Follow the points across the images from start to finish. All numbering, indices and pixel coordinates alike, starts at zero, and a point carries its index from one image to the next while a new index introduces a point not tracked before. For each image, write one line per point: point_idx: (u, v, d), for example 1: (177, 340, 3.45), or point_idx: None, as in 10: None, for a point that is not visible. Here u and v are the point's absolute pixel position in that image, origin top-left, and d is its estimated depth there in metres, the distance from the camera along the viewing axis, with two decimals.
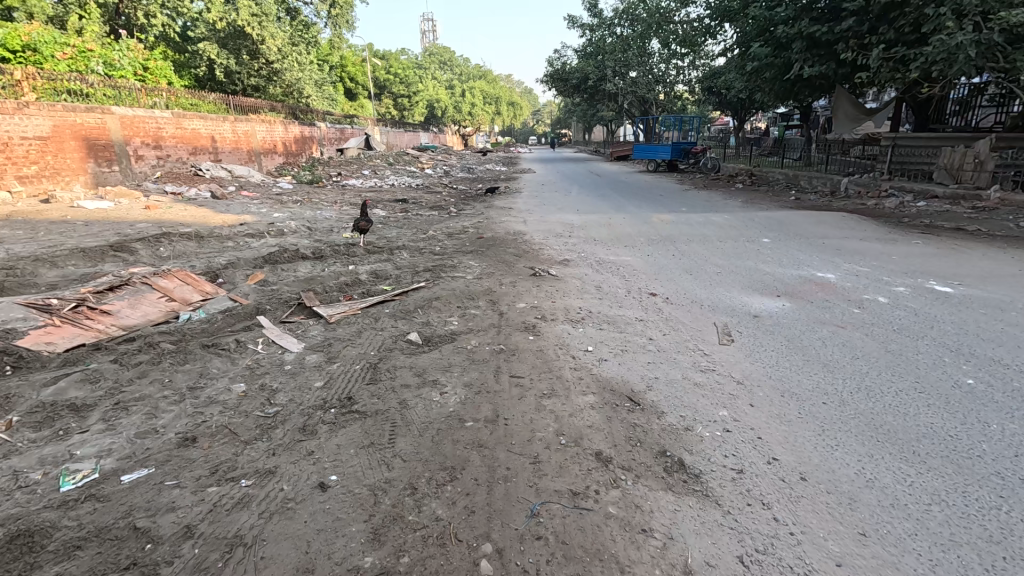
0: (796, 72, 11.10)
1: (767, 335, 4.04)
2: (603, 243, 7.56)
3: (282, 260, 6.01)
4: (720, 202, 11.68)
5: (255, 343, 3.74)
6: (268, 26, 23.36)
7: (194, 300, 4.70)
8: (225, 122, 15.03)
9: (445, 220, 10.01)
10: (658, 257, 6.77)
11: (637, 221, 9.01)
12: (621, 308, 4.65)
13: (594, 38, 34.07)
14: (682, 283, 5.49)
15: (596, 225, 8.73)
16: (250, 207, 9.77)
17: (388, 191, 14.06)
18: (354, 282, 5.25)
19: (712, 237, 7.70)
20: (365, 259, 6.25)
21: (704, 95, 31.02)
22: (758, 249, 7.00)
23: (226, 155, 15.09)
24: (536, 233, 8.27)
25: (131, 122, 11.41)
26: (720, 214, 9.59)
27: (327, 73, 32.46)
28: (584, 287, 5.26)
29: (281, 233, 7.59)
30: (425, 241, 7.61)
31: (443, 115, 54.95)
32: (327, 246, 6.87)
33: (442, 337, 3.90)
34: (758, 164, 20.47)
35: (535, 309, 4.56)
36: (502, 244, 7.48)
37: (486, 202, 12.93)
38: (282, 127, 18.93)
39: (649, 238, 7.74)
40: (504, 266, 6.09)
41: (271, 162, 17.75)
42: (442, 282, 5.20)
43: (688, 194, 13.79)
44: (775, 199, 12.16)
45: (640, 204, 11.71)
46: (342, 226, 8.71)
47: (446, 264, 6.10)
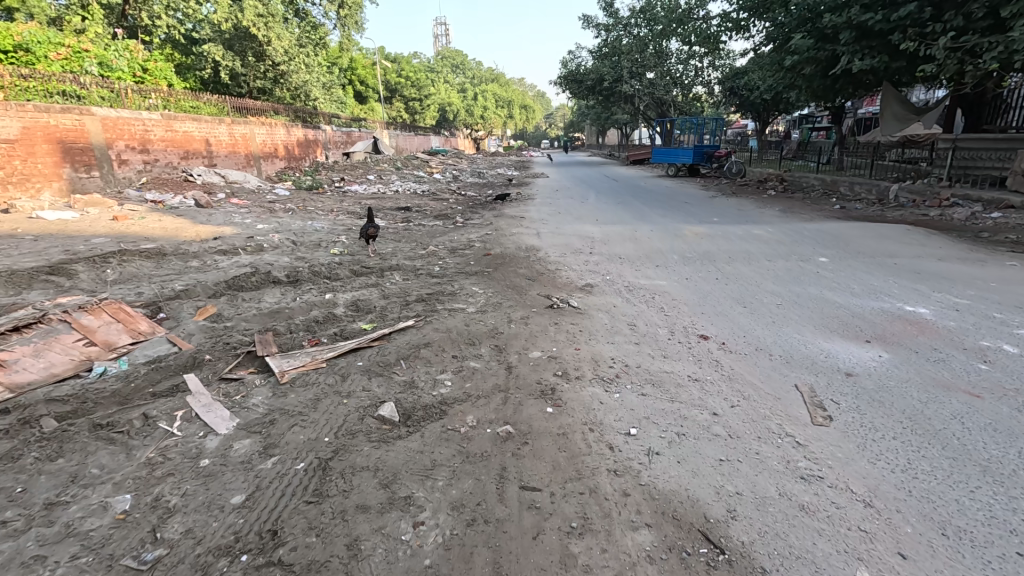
0: (843, 67, 9.92)
1: (877, 408, 2.91)
2: (631, 262, 6.47)
3: (247, 286, 5.04)
4: (756, 212, 10.51)
5: (171, 420, 2.72)
6: (274, 27, 22.60)
7: (120, 345, 3.68)
8: (221, 124, 14.23)
9: (450, 232, 9.02)
10: (699, 280, 5.66)
11: (667, 233, 7.91)
12: (665, 359, 3.56)
13: (610, 38, 32.88)
14: (738, 320, 4.37)
15: (620, 239, 7.64)
16: (234, 217, 8.86)
17: (391, 198, 13.12)
18: (327, 318, 4.23)
19: (760, 255, 6.56)
20: (349, 284, 5.26)
21: (725, 96, 29.75)
22: (818, 271, 5.85)
23: (222, 160, 14.29)
24: (552, 248, 7.21)
25: (113, 124, 10.58)
26: (760, 225, 8.44)
27: (336, 76, 31.78)
28: (614, 326, 4.18)
29: (258, 249, 6.62)
30: (423, 259, 6.61)
31: (454, 119, 54.11)
32: (308, 266, 5.88)
33: (427, 410, 2.84)
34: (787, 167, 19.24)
35: (553, 361, 3.50)
36: (512, 262, 6.44)
37: (496, 210, 11.91)
38: (285, 130, 18.15)
39: (685, 256, 6.63)
40: (513, 293, 5.04)
41: (271, 167, 16.95)
42: (437, 319, 4.16)
43: (716, 201, 12.63)
44: (817, 207, 10.98)
45: (665, 213, 10.62)
46: (333, 238, 7.76)
47: (444, 291, 5.08)
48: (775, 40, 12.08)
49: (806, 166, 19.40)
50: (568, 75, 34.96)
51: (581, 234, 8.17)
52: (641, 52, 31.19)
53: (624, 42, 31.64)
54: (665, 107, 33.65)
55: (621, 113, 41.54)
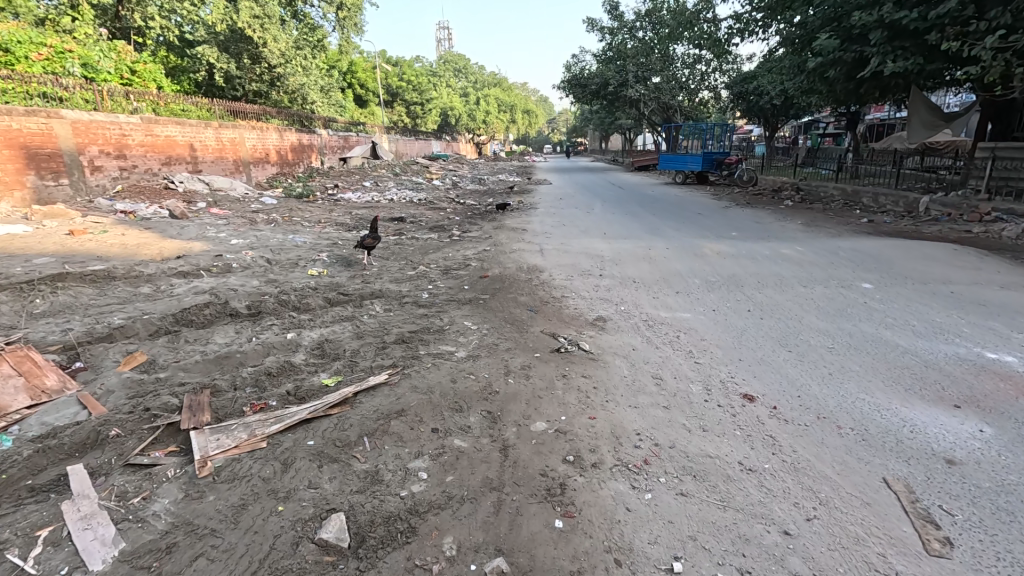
0: (872, 70, 9.16)
1: (1009, 525, 2.11)
2: (648, 287, 5.69)
3: (199, 320, 4.28)
4: (776, 225, 9.73)
5: (32, 545, 1.95)
6: (271, 28, 21.95)
7: (12, 410, 2.85)
8: (206, 128, 13.52)
9: (444, 247, 8.27)
10: (729, 313, 4.86)
11: (683, 251, 7.14)
12: (706, 435, 2.77)
13: (614, 42, 32.00)
14: (785, 370, 3.57)
15: (633, 258, 6.86)
16: (209, 229, 8.13)
17: (384, 207, 12.38)
18: (284, 368, 3.46)
19: (794, 280, 5.77)
20: (321, 317, 4.50)
21: (733, 101, 29.05)
22: (865, 301, 5.06)
23: (208, 166, 13.58)
24: (558, 268, 6.44)
25: (85, 128, 9.86)
26: (786, 242, 7.66)
27: (334, 79, 31.15)
28: (636, 381, 3.38)
29: (225, 270, 5.87)
30: (411, 282, 5.83)
31: (456, 124, 53.54)
32: (276, 293, 5.13)
33: (389, 529, 2.07)
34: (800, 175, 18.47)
35: (561, 437, 2.71)
36: (512, 286, 5.68)
37: (495, 222, 11.15)
38: (278, 134, 17.45)
39: (709, 280, 5.86)
40: (512, 330, 4.26)
41: (262, 173, 16.24)
42: (417, 370, 3.38)
43: (730, 213, 11.85)
44: (841, 220, 10.21)
45: (678, 226, 9.86)
46: (313, 255, 7.01)
47: (430, 327, 4.30)
48: (795, 41, 11.34)
49: (820, 174, 18.62)
50: (572, 79, 34.24)
51: (589, 251, 7.39)
52: (646, 56, 30.51)
53: (629, 45, 30.94)
54: (671, 113, 32.95)
55: (626, 118, 40.88)
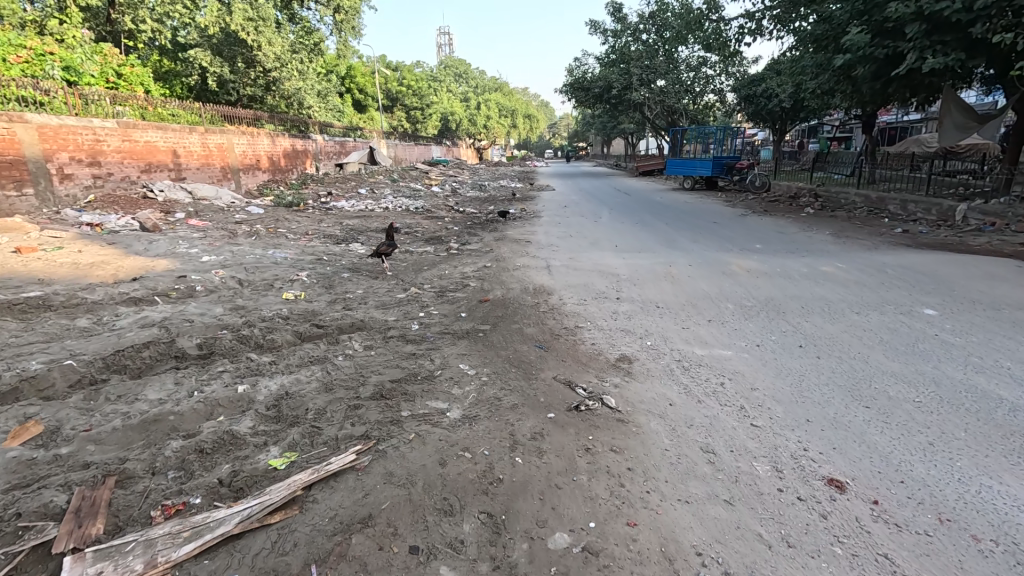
0: (908, 67, 8.41)
1: None
2: (675, 314, 4.90)
3: (134, 365, 3.49)
4: (802, 236, 8.94)
5: None
6: (266, 31, 21.31)
7: None
8: (191, 133, 12.80)
9: (441, 262, 7.50)
10: (776, 349, 4.07)
11: (707, 268, 6.37)
12: (795, 557, 1.97)
13: (617, 44, 31.41)
14: (871, 437, 2.78)
15: (653, 277, 6.07)
16: (181, 244, 7.37)
17: (378, 216, 11.62)
18: (224, 439, 2.65)
19: (844, 305, 4.97)
20: (287, 359, 3.71)
21: (740, 105, 28.36)
22: (937, 334, 4.26)
23: (193, 173, 12.86)
24: (569, 290, 5.64)
25: (53, 133, 9.12)
26: (822, 257, 6.88)
27: (332, 84, 30.56)
28: (682, 459, 2.58)
29: (185, 295, 5.11)
30: (400, 309, 5.05)
31: (457, 129, 52.98)
32: (239, 325, 4.36)
33: None
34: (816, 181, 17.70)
35: (592, 563, 1.91)
36: (516, 313, 4.91)
37: (497, 232, 10.37)
38: (270, 140, 16.74)
39: (745, 306, 5.07)
40: (517, 377, 3.47)
41: (252, 180, 15.50)
42: (394, 445, 2.58)
43: (748, 221, 11.08)
44: (870, 230, 9.43)
45: (695, 237, 9.09)
46: (292, 274, 6.25)
47: (418, 373, 3.51)
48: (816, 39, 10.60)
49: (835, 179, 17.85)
50: (575, 83, 33.56)
51: (602, 267, 6.62)
52: (651, 58, 29.87)
53: (633, 48, 30.27)
54: (676, 117, 32.23)
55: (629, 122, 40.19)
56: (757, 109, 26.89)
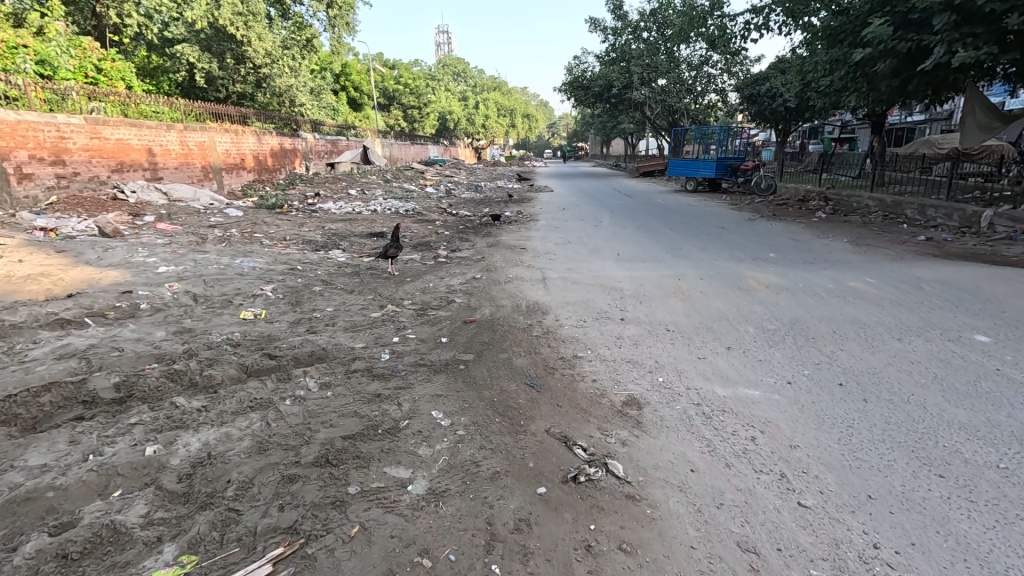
0: (933, 62, 7.77)
1: None
2: (688, 339, 4.25)
3: (28, 414, 2.83)
4: (818, 245, 8.31)
5: None
6: (255, 26, 20.62)
7: None
8: (169, 130, 12.12)
9: (426, 273, 6.85)
10: (812, 388, 3.41)
11: (720, 282, 5.72)
12: None
13: (617, 42, 30.73)
14: (959, 527, 2.14)
15: (661, 292, 5.42)
16: (140, 251, 6.71)
17: (365, 219, 10.98)
18: (104, 535, 1.98)
19: (882, 330, 4.33)
20: (222, 403, 3.04)
21: (743, 104, 27.74)
22: (999, 368, 3.61)
23: (170, 173, 12.19)
24: (567, 308, 4.99)
25: (11, 130, 8.46)
26: (846, 270, 6.24)
27: (325, 82, 29.87)
28: (716, 565, 1.93)
29: (125, 316, 4.45)
30: (371, 333, 4.40)
31: (455, 128, 52.30)
32: (177, 356, 3.71)
33: None
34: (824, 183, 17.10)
35: None
36: (506, 338, 4.25)
37: (489, 238, 9.72)
38: (256, 138, 16.04)
39: (767, 330, 4.43)
40: (501, 429, 2.82)
41: (236, 180, 14.82)
42: (329, 545, 1.94)
43: (757, 227, 10.44)
44: (890, 237, 8.81)
45: (702, 245, 8.45)
46: (256, 287, 5.59)
47: (380, 425, 2.85)
48: (830, 34, 9.97)
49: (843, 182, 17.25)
50: (574, 82, 32.90)
51: (604, 280, 5.97)
52: (652, 57, 29.22)
53: (634, 46, 29.60)
54: (677, 117, 31.61)
55: (629, 122, 39.58)
56: (761, 109, 26.27)
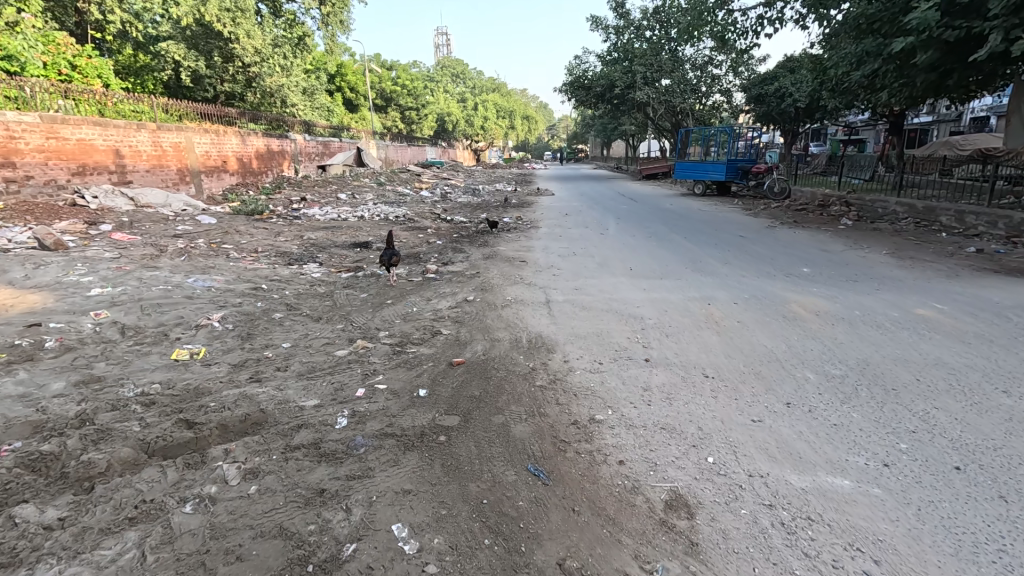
0: (988, 51, 6.88)
1: None
2: (735, 391, 3.35)
3: None
4: (855, 257, 7.41)
5: None
6: (244, 23, 19.68)
7: None
8: (139, 130, 11.22)
9: (411, 292, 5.93)
10: (922, 474, 2.49)
11: (758, 307, 4.80)
12: None
13: (620, 41, 29.87)
14: None
15: (689, 321, 4.52)
16: (78, 268, 5.78)
17: (350, 226, 10.06)
18: None
19: (982, 378, 3.40)
20: (89, 514, 2.11)
21: (750, 105, 26.85)
22: None
23: (141, 176, 11.28)
24: (578, 344, 4.08)
25: None
26: (902, 290, 5.31)
27: (319, 81, 28.99)
28: None
29: (20, 360, 3.52)
30: (332, 382, 3.46)
31: (453, 130, 51.42)
32: (61, 425, 2.77)
33: None
34: (842, 186, 16.22)
35: None
36: (502, 390, 3.32)
37: (486, 248, 8.79)
38: (239, 139, 15.15)
39: (831, 376, 3.51)
40: (491, 565, 1.90)
41: (217, 183, 13.90)
42: None
43: (779, 235, 9.52)
44: (934, 247, 7.90)
45: (723, 258, 7.56)
46: (204, 314, 4.67)
47: (311, 556, 1.92)
48: (862, 24, 9.06)
49: (860, 185, 16.37)
50: (575, 82, 32.00)
51: (620, 303, 5.06)
52: (656, 56, 28.35)
53: (637, 45, 28.71)
54: (681, 117, 30.72)
55: (630, 123, 38.68)
56: (768, 110, 25.39)
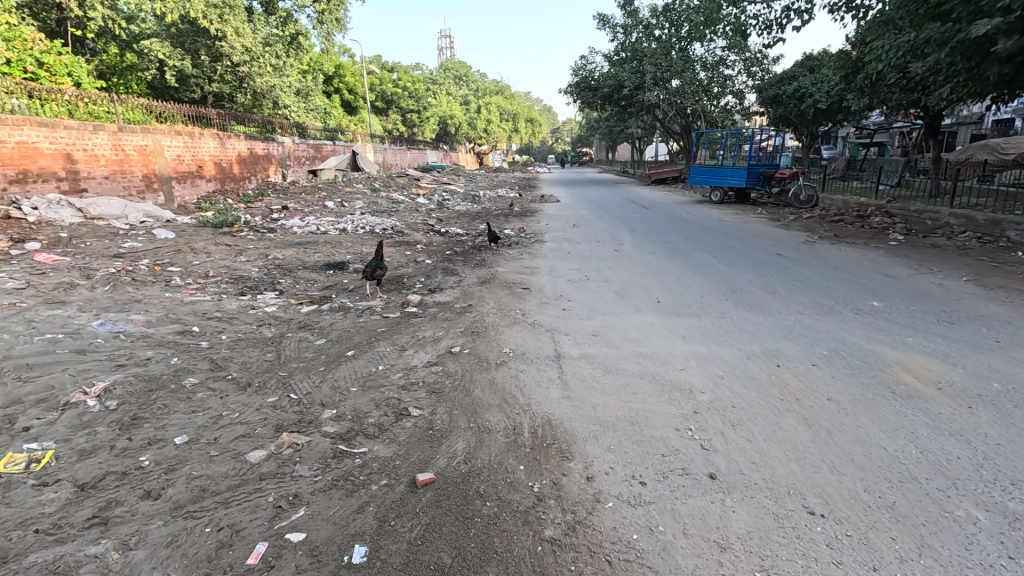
0: None
1: None
2: (870, 553, 2.04)
3: None
4: (928, 285, 6.12)
5: None
6: (232, 20, 18.46)
7: None
8: (97, 132, 10.05)
9: (383, 337, 4.65)
10: None
11: (848, 372, 3.48)
12: None
13: (628, 40, 28.65)
14: None
15: (760, 397, 3.20)
16: None
17: (329, 242, 8.81)
18: None
19: None
20: None
21: (765, 106, 25.54)
22: None
23: (98, 183, 10.09)
24: (604, 442, 2.79)
25: None
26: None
27: (315, 83, 27.90)
28: None
29: None
30: (220, 529, 2.17)
31: (456, 133, 50.35)
32: None
33: None
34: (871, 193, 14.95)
35: None
36: (491, 555, 2.02)
37: (482, 269, 7.52)
38: (218, 142, 13.96)
39: (1016, 519, 2.20)
40: None
41: (190, 191, 12.69)
42: None
43: (824, 254, 8.22)
44: (1020, 272, 6.60)
45: (766, 286, 6.28)
46: (86, 383, 3.39)
47: None
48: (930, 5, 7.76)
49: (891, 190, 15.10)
50: (581, 83, 30.78)
51: (656, 362, 3.76)
52: (666, 56, 27.11)
53: (646, 44, 27.40)
54: (691, 119, 29.39)
55: (637, 125, 37.45)
56: (785, 112, 24.09)
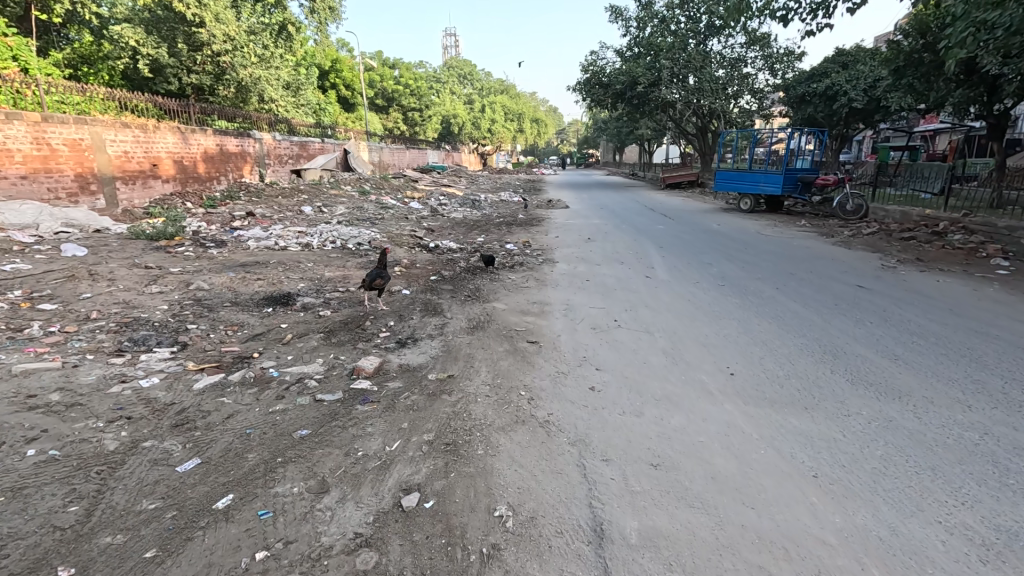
0: None
1: None
2: None
3: None
4: None
5: None
6: (212, 5, 16.60)
7: None
8: (10, 121, 8.26)
9: (297, 457, 2.77)
10: None
11: None
12: None
13: (643, 34, 26.72)
14: None
15: None
16: None
17: (285, 263, 6.97)
18: None
19: None
20: None
21: (791, 105, 23.59)
22: None
23: (11, 185, 8.32)
24: None
25: None
26: None
27: (308, 77, 26.13)
28: None
29: None
30: None
31: (460, 133, 48.69)
32: None
33: None
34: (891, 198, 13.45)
35: None
36: None
37: (476, 305, 5.67)
38: (178, 137, 12.12)
39: None
40: None
41: (140, 193, 10.87)
42: None
43: (920, 287, 6.34)
44: None
45: (878, 344, 4.38)
46: None
47: None
48: None
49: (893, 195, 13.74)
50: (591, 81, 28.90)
51: (800, 566, 1.89)
52: (685, 51, 25.16)
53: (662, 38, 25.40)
54: (709, 120, 27.48)
55: (649, 126, 35.61)
56: (813, 112, 22.17)
